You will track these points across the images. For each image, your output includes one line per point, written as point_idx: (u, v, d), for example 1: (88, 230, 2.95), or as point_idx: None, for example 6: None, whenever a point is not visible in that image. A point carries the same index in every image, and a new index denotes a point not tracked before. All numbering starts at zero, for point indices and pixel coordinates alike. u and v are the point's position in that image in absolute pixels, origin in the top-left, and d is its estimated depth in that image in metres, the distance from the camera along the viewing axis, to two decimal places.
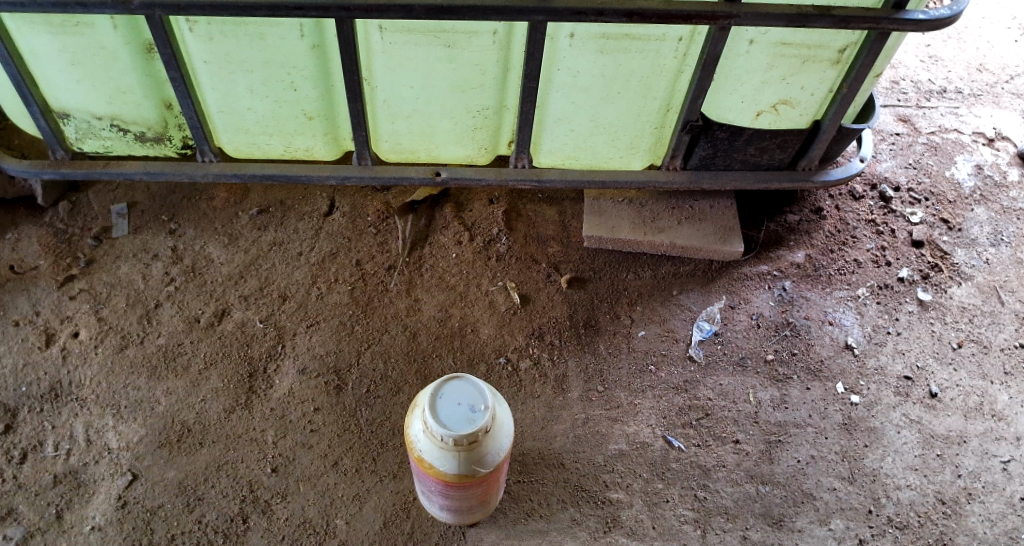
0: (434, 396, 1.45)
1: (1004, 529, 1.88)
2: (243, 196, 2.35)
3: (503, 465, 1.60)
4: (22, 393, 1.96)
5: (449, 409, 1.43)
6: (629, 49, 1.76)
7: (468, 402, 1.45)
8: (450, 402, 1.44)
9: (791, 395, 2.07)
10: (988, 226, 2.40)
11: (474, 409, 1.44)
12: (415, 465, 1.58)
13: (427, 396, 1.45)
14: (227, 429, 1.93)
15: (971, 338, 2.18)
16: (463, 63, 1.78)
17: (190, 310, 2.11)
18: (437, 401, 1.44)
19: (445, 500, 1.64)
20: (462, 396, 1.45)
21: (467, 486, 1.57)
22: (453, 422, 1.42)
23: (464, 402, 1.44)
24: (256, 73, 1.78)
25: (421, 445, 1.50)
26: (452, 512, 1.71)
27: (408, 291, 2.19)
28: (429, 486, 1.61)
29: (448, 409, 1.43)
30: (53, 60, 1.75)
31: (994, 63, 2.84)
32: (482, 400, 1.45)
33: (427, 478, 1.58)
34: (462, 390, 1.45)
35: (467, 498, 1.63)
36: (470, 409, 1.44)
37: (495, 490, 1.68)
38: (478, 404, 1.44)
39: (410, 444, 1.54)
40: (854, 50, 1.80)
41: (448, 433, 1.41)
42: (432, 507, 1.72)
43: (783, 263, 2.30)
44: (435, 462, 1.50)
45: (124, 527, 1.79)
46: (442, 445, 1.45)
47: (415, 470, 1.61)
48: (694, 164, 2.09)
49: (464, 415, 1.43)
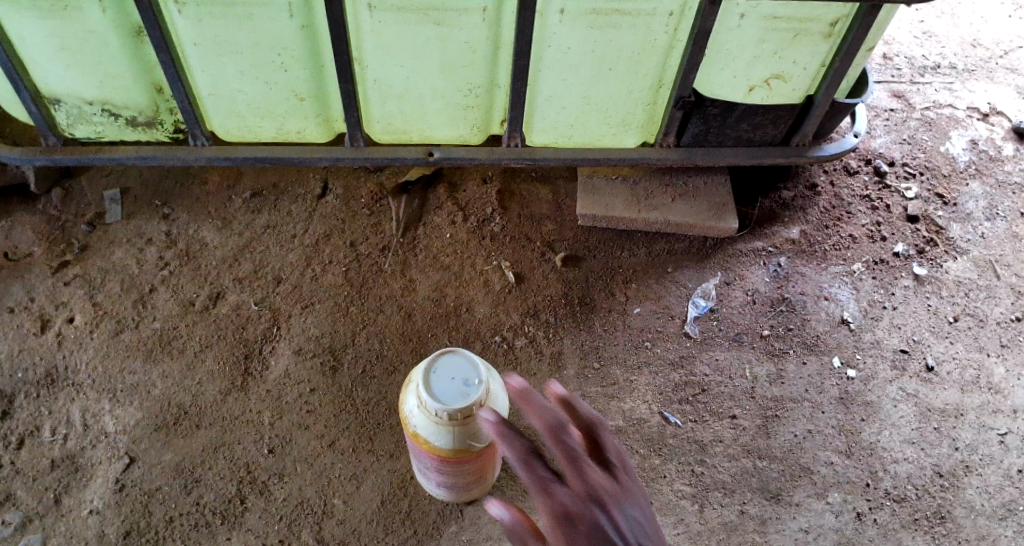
0: (428, 371, 1.44)
1: (1002, 501, 1.89)
2: (235, 179, 2.33)
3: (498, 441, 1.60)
4: (18, 379, 1.96)
5: (443, 384, 1.43)
6: (619, 26, 1.75)
7: (461, 376, 1.44)
8: (444, 377, 1.44)
9: (787, 369, 2.07)
10: (983, 201, 2.39)
11: (468, 383, 1.44)
12: (409, 443, 1.58)
13: (421, 372, 1.44)
14: (224, 411, 1.94)
15: (967, 312, 2.18)
16: (453, 41, 1.77)
17: (184, 294, 2.11)
18: (427, 377, 1.44)
19: (440, 478, 1.65)
20: (455, 371, 1.44)
21: (461, 462, 1.57)
22: (446, 396, 1.42)
23: (457, 377, 1.44)
24: (245, 54, 1.77)
25: (417, 422, 1.51)
26: (448, 490, 1.72)
27: (403, 272, 2.18)
28: (425, 465, 1.62)
29: (440, 383, 1.44)
30: (42, 45, 1.74)
31: (988, 39, 2.83)
32: (476, 374, 1.45)
33: (423, 456, 1.59)
34: (453, 365, 1.45)
35: (463, 475, 1.64)
36: (463, 383, 1.44)
37: (491, 466, 1.68)
38: (472, 379, 1.44)
39: (405, 423, 1.55)
40: (846, 23, 1.79)
41: (442, 408, 1.41)
42: (427, 482, 1.73)
43: (778, 239, 2.30)
44: (430, 438, 1.51)
45: (123, 510, 1.80)
46: (437, 420, 1.45)
47: (410, 448, 1.62)
48: (687, 141, 2.10)
49: (458, 389, 1.43)
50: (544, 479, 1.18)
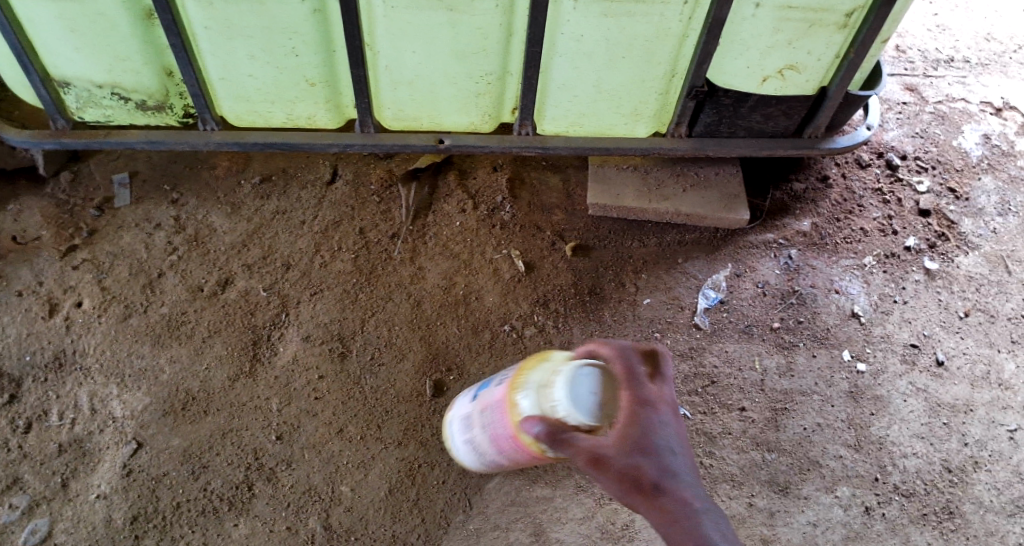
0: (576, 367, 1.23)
1: (1010, 497, 1.88)
2: (245, 164, 2.32)
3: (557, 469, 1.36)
4: (26, 362, 1.95)
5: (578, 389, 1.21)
6: (633, 13, 1.73)
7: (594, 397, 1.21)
8: (582, 386, 1.21)
9: (797, 362, 2.06)
10: (995, 195, 2.38)
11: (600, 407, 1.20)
12: (504, 390, 1.39)
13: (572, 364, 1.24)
14: (231, 397, 1.93)
15: (978, 307, 2.17)
16: (466, 27, 1.76)
17: (193, 279, 2.10)
18: (574, 373, 1.22)
19: (489, 448, 1.45)
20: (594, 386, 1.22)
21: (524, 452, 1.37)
22: (574, 399, 1.20)
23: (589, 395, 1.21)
24: (256, 38, 1.76)
25: (528, 392, 1.30)
26: (467, 458, 1.56)
27: (412, 259, 2.17)
28: (495, 426, 1.41)
29: (577, 389, 1.21)
30: (52, 28, 1.73)
31: (1002, 33, 2.81)
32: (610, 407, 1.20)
33: (503, 419, 1.39)
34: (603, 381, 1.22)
35: (510, 461, 1.45)
36: (594, 404, 1.20)
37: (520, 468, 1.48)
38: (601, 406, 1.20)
39: (523, 376, 1.34)
40: (862, 13, 1.77)
41: (559, 404, 1.21)
42: (454, 434, 1.58)
43: (789, 231, 2.28)
44: (519, 409, 1.32)
45: (129, 495, 1.79)
46: (544, 407, 1.25)
47: (496, 392, 1.43)
48: (698, 132, 2.09)
49: (586, 404, 1.20)
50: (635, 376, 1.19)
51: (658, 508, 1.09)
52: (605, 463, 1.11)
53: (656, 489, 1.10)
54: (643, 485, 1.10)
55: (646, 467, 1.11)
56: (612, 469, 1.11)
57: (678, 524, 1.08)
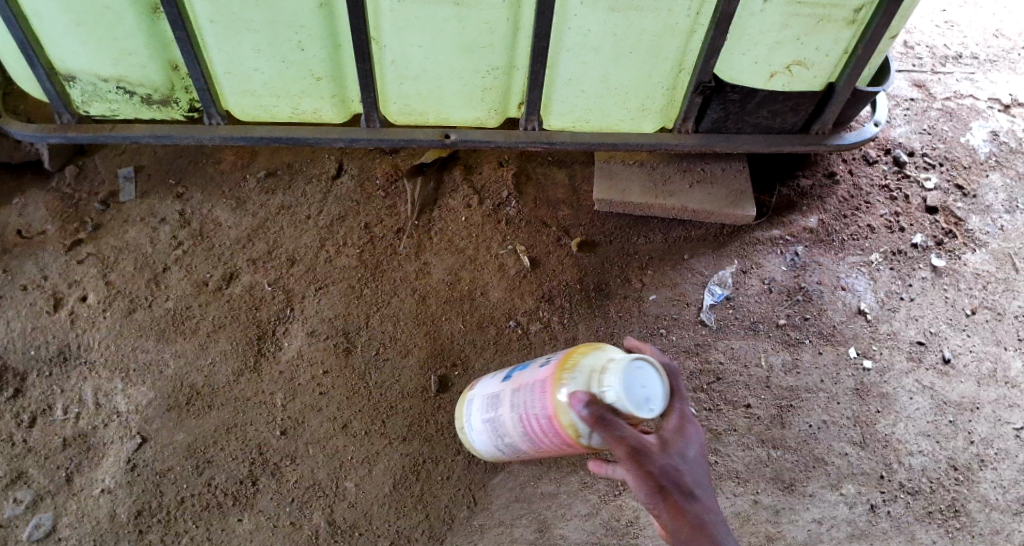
0: (634, 360, 1.32)
1: (1017, 496, 1.87)
2: (250, 159, 2.32)
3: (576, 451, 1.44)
4: (31, 356, 1.95)
5: (633, 382, 1.30)
6: (640, 8, 1.72)
7: (645, 392, 1.30)
8: (637, 380, 1.30)
9: (803, 359, 2.06)
10: (1003, 192, 2.36)
11: (650, 403, 1.30)
12: (547, 372, 1.45)
13: (630, 355, 1.32)
14: (236, 392, 1.93)
15: (985, 305, 2.16)
16: (472, 22, 1.75)
17: (198, 273, 2.10)
18: (628, 366, 1.30)
19: (515, 427, 1.51)
20: (651, 385, 1.31)
21: (553, 436, 1.43)
22: (628, 389, 1.29)
23: (642, 390, 1.30)
24: (261, 32, 1.75)
25: (578, 375, 1.37)
26: (482, 439, 1.61)
27: (417, 255, 2.17)
28: (529, 405, 1.46)
29: (633, 383, 1.30)
30: (57, 21, 1.73)
31: (1011, 29, 2.79)
32: (657, 405, 1.30)
33: (540, 401, 1.44)
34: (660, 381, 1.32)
35: (531, 444, 1.51)
36: (644, 398, 1.29)
37: (536, 451, 1.52)
38: (650, 403, 1.30)
39: (573, 360, 1.40)
40: (870, 9, 1.75)
41: (612, 388, 1.29)
42: (477, 413, 1.61)
43: (796, 227, 2.27)
44: (566, 388, 1.38)
45: (134, 490, 1.79)
46: (593, 387, 1.33)
47: (536, 374, 1.48)
48: (705, 128, 2.07)
49: (637, 398, 1.29)
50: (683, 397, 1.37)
51: (680, 510, 1.24)
52: (646, 458, 1.25)
53: (683, 494, 1.25)
54: (677, 484, 1.25)
55: (681, 473, 1.26)
56: (655, 463, 1.25)
57: (697, 526, 1.23)
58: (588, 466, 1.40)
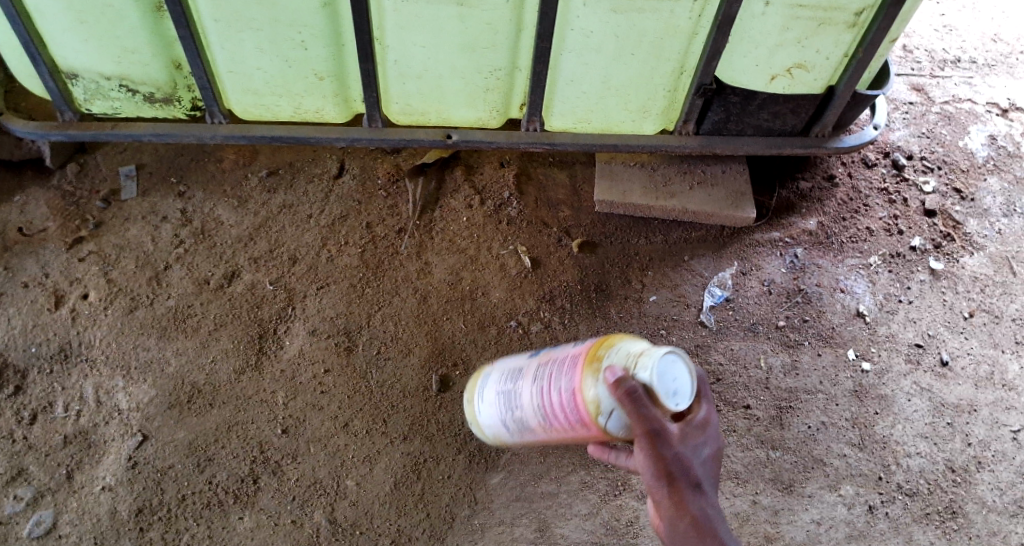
0: (676, 351, 1.25)
1: (1014, 498, 1.89)
2: (252, 157, 2.32)
3: (583, 435, 1.36)
4: (32, 354, 1.95)
5: (668, 373, 1.24)
6: (642, 9, 1.73)
7: (676, 386, 1.25)
8: (672, 373, 1.24)
9: (802, 360, 2.07)
10: (1001, 196, 2.38)
11: (677, 397, 1.25)
12: (583, 348, 1.39)
13: (672, 345, 1.26)
14: (238, 391, 1.93)
15: (983, 308, 2.17)
16: (475, 22, 1.75)
17: (199, 272, 2.10)
18: (668, 354, 1.24)
19: (532, 402, 1.43)
20: (682, 380, 1.26)
21: (570, 413, 1.35)
22: (662, 377, 1.23)
23: (674, 383, 1.24)
24: (264, 31, 1.76)
25: (615, 354, 1.30)
26: (491, 414, 1.54)
27: (419, 254, 2.17)
28: (554, 380, 1.39)
29: (668, 374, 1.24)
30: (60, 19, 1.73)
31: (1009, 34, 2.81)
32: (683, 401, 1.25)
33: (567, 376, 1.37)
34: (691, 377, 1.28)
35: (542, 423, 1.42)
36: (674, 391, 1.24)
37: (543, 434, 1.45)
38: (677, 398, 1.25)
39: (612, 341, 1.34)
40: (871, 13, 1.76)
41: (647, 373, 1.23)
42: (493, 384, 1.55)
43: (795, 229, 2.28)
44: (599, 364, 1.31)
45: (135, 488, 1.79)
46: (627, 365, 1.27)
47: (570, 351, 1.42)
48: (706, 129, 2.09)
49: (668, 388, 1.23)
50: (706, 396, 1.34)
51: (684, 500, 1.24)
52: (664, 444, 1.23)
53: (689, 485, 1.25)
54: (688, 475, 1.25)
55: (693, 466, 1.26)
56: (671, 449, 1.24)
57: (698, 519, 1.24)
58: (588, 450, 1.41)
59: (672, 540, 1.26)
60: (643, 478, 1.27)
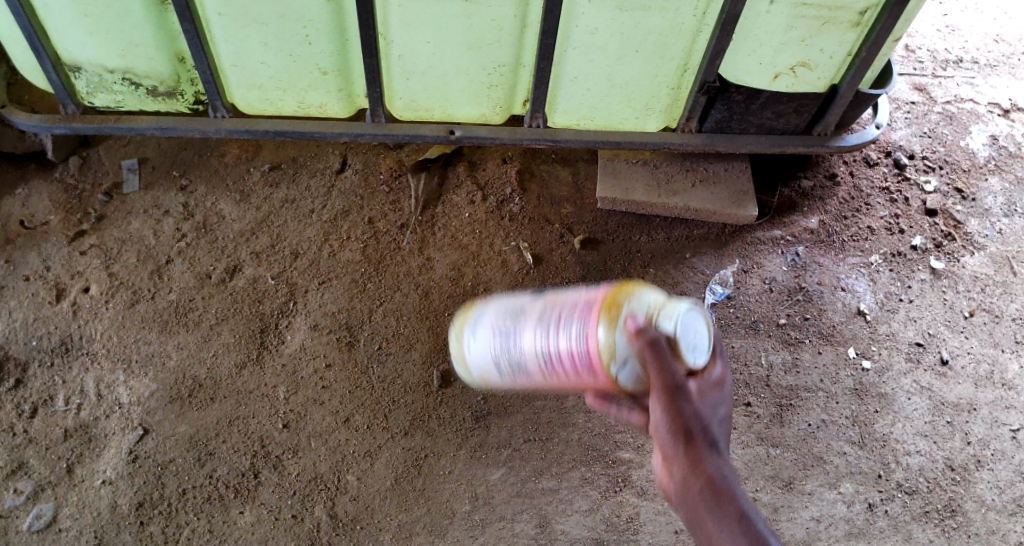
0: (698, 309, 1.25)
1: (1013, 497, 1.89)
2: (254, 152, 2.32)
3: (586, 383, 1.30)
4: (32, 347, 1.95)
5: (691, 328, 1.22)
6: (647, 7, 1.73)
7: (696, 342, 1.23)
8: (695, 329, 1.23)
9: (803, 358, 2.07)
10: (1002, 196, 2.38)
11: (695, 352, 1.22)
12: (602, 292, 1.29)
13: (695, 303, 1.25)
14: (239, 385, 1.93)
15: (983, 307, 2.18)
16: (480, 19, 1.75)
17: (201, 266, 2.10)
18: (690, 309, 1.23)
19: (535, 345, 1.33)
20: (699, 337, 1.23)
21: (581, 361, 1.27)
22: (686, 331, 1.21)
23: (695, 338, 1.23)
24: (269, 26, 1.76)
25: (635, 303, 1.25)
26: (480, 356, 1.39)
27: (420, 250, 2.17)
28: (564, 324, 1.30)
29: (690, 329, 1.22)
30: (64, 12, 1.73)
31: (1011, 35, 2.81)
32: (700, 358, 1.24)
33: (583, 319, 1.28)
34: (707, 336, 1.26)
35: (545, 366, 1.33)
36: (693, 346, 1.22)
37: (541, 379, 1.35)
38: (696, 354, 1.23)
39: (629, 289, 1.27)
40: (875, 12, 1.77)
41: (672, 325, 1.21)
42: (484, 324, 1.40)
43: (797, 228, 2.29)
44: (617, 311, 1.24)
45: (136, 482, 1.79)
46: (649, 314, 1.22)
47: (585, 293, 1.32)
48: (709, 127, 2.09)
49: (690, 342, 1.22)
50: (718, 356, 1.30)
51: (700, 459, 1.12)
52: (683, 396, 1.13)
53: (706, 444, 1.13)
54: (706, 432, 1.14)
55: (710, 425, 1.15)
56: (690, 402, 1.14)
57: (716, 480, 1.11)
58: (587, 401, 1.34)
59: (682, 504, 1.13)
60: (654, 436, 1.15)
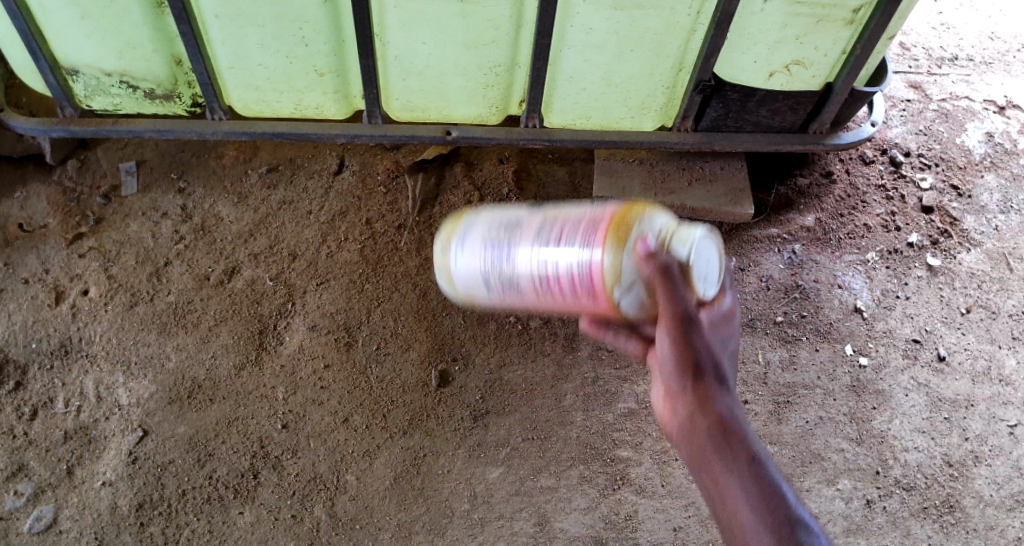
0: (711, 235, 1.23)
1: (1010, 492, 1.90)
2: (252, 154, 2.32)
3: (580, 305, 1.29)
4: (32, 349, 1.96)
5: (704, 255, 1.21)
6: (643, 6, 1.74)
7: (707, 269, 1.22)
8: (707, 256, 1.22)
9: (800, 355, 2.08)
10: (998, 193, 2.39)
11: (705, 282, 1.22)
12: (605, 210, 1.26)
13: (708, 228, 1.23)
14: (238, 386, 1.94)
15: (980, 304, 2.19)
16: (476, 19, 1.76)
17: (199, 268, 2.11)
18: (705, 236, 1.21)
19: (530, 262, 1.30)
20: (711, 267, 1.23)
21: (579, 282, 1.25)
22: (699, 258, 1.20)
23: (706, 266, 1.22)
24: (267, 27, 1.76)
25: (645, 226, 1.22)
26: (469, 269, 1.35)
27: (418, 250, 2.18)
28: (563, 242, 1.27)
29: (702, 256, 1.21)
30: (61, 14, 1.73)
31: (1006, 32, 2.82)
32: (708, 286, 1.24)
33: (584, 239, 1.25)
34: (718, 265, 1.25)
35: (537, 285, 1.30)
36: (704, 274, 1.22)
37: (532, 298, 1.33)
38: (705, 282, 1.23)
39: (638, 212, 1.24)
40: (869, 10, 1.77)
41: (686, 251, 1.19)
42: (475, 236, 1.35)
43: (793, 226, 2.29)
44: (626, 233, 1.21)
45: (135, 483, 1.80)
46: (661, 239, 1.20)
47: (584, 213, 1.29)
48: (705, 126, 2.10)
49: (701, 270, 1.21)
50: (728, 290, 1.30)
51: (708, 394, 1.14)
52: (693, 330, 1.14)
53: (714, 379, 1.15)
54: (714, 367, 1.15)
55: (719, 359, 1.17)
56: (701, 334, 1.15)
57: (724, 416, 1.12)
58: (583, 324, 1.34)
59: (686, 439, 1.15)
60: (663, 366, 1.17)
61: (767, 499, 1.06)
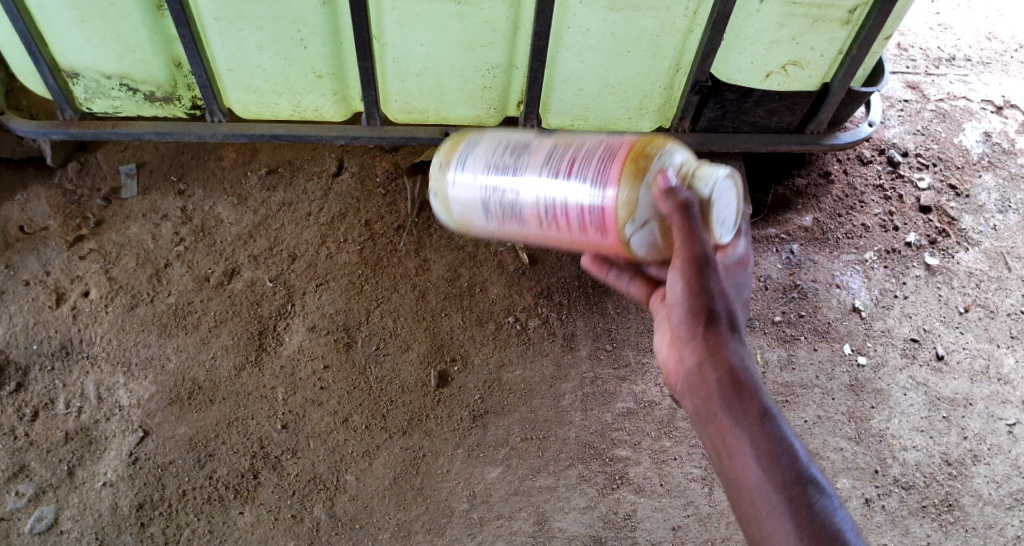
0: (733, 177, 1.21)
1: (1009, 490, 1.90)
2: (251, 156, 2.33)
3: (576, 238, 1.31)
4: (33, 351, 1.97)
5: (724, 196, 1.20)
6: (640, 7, 1.75)
7: (726, 211, 1.22)
8: (727, 198, 1.21)
9: (799, 354, 2.08)
10: (996, 192, 2.40)
11: (722, 227, 1.23)
12: (612, 145, 1.27)
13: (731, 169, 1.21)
14: (237, 387, 1.94)
15: (978, 303, 2.19)
16: (473, 20, 1.77)
17: (199, 269, 2.12)
18: (728, 178, 1.19)
19: (529, 192, 1.32)
20: (728, 210, 1.22)
21: (577, 216, 1.27)
22: (719, 200, 1.19)
23: (726, 208, 1.22)
24: (265, 29, 1.77)
25: (662, 163, 1.21)
26: (467, 192, 1.39)
27: (417, 251, 2.19)
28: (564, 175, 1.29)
29: (722, 198, 1.20)
30: (61, 17, 1.74)
31: (1003, 32, 2.83)
32: (726, 228, 1.24)
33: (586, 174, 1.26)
34: (735, 209, 1.25)
35: (534, 214, 1.33)
36: (722, 216, 1.22)
37: (530, 227, 1.36)
38: (723, 225, 1.23)
39: (655, 147, 1.23)
40: (865, 10, 1.78)
41: (706, 192, 1.17)
42: (477, 160, 1.38)
43: (791, 226, 2.30)
44: (644, 170, 1.21)
45: (136, 483, 1.81)
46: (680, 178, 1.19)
47: (589, 146, 1.30)
48: (702, 127, 2.10)
49: (720, 212, 1.21)
50: (740, 237, 1.32)
51: (719, 344, 1.18)
52: (709, 274, 1.15)
53: (725, 329, 1.18)
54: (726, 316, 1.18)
55: (731, 309, 1.19)
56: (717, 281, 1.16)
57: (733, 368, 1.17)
58: (584, 261, 1.37)
59: (693, 387, 1.19)
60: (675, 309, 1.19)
61: (774, 455, 1.11)
